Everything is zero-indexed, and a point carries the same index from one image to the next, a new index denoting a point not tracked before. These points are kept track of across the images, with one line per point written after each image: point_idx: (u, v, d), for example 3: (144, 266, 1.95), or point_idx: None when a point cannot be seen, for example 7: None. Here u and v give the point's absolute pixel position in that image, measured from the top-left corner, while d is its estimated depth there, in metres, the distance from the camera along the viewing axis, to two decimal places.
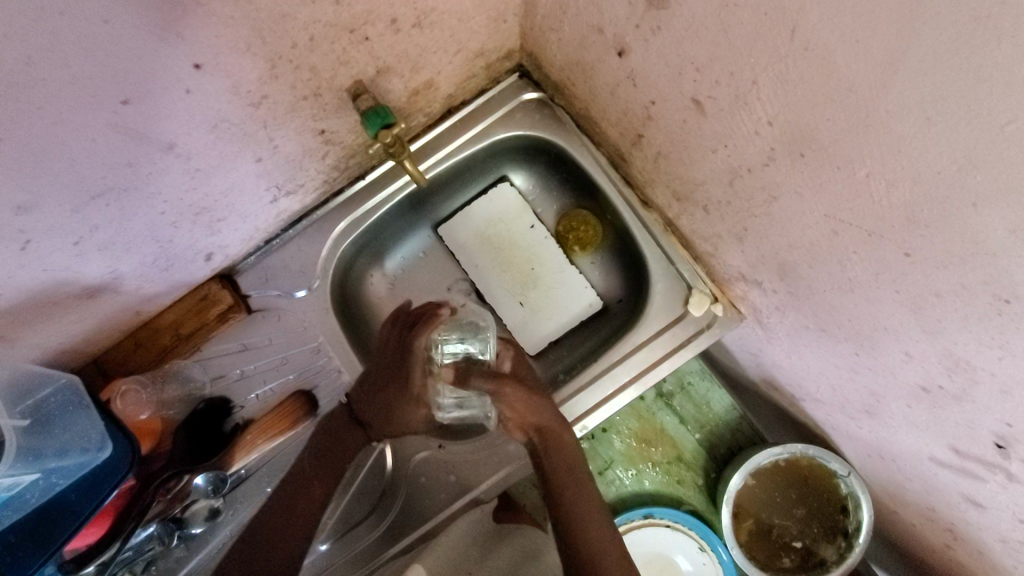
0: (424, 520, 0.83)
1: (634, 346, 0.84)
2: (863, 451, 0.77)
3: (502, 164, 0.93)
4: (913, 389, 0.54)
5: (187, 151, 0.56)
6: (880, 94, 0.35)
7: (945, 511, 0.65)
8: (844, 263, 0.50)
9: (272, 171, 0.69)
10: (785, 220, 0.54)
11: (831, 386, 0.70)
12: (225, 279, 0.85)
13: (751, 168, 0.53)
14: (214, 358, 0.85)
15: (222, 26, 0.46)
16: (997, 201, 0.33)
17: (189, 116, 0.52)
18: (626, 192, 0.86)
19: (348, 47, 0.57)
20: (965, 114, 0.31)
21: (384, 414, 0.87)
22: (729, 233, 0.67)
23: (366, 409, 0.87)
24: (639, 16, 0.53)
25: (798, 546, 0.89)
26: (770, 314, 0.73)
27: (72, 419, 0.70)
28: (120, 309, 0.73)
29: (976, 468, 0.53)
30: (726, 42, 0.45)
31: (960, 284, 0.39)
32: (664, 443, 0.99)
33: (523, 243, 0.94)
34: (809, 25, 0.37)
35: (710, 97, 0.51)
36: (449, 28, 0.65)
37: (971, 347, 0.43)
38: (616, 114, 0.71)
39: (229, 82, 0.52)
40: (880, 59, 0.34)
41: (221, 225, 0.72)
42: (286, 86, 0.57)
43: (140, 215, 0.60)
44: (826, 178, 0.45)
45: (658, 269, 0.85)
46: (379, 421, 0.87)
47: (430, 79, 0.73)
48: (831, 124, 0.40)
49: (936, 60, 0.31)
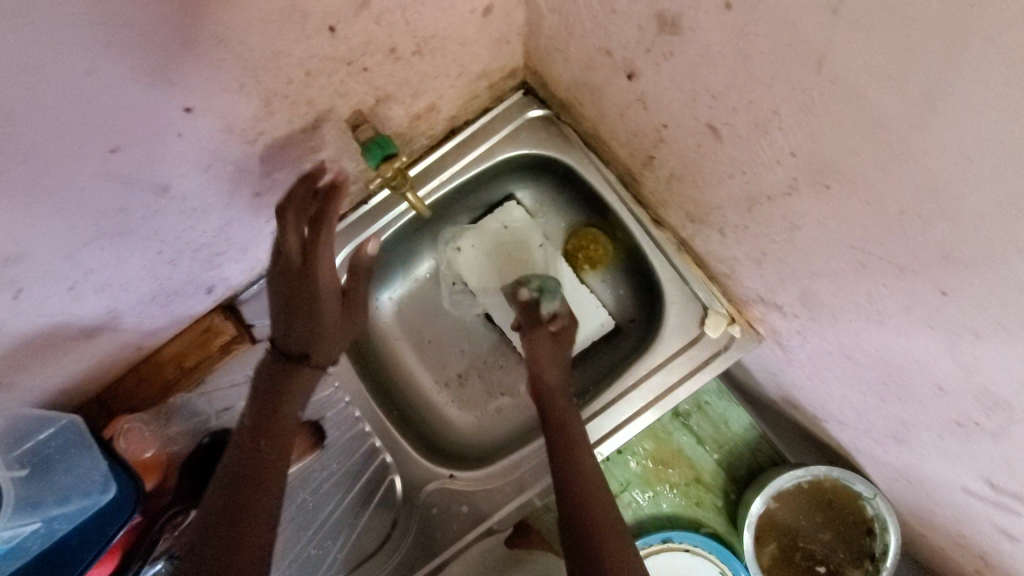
0: (438, 552, 0.80)
1: (650, 369, 0.81)
2: (891, 477, 0.75)
3: (509, 183, 0.91)
4: (947, 423, 0.51)
5: (182, 193, 0.54)
6: (913, 134, 0.33)
7: (975, 539, 0.62)
8: (872, 295, 0.47)
9: (271, 203, 0.67)
10: (807, 248, 0.51)
11: (856, 411, 0.68)
12: (228, 310, 0.83)
13: (771, 196, 0.50)
14: (219, 391, 0.83)
15: (213, 69, 0.44)
16: None
17: (181, 159, 0.50)
18: (637, 210, 0.83)
19: (346, 79, 0.55)
20: (1012, 160, 0.29)
21: (321, 347, 0.66)
22: (746, 257, 0.64)
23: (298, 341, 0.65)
24: (648, 41, 0.50)
25: (823, 570, 0.86)
26: (790, 336, 0.70)
27: (73, 460, 0.69)
28: (121, 345, 0.72)
29: (1013, 503, 0.50)
30: (744, 71, 0.42)
31: (1001, 325, 0.37)
32: (681, 464, 0.97)
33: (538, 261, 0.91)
34: (837, 59, 0.34)
35: (727, 124, 0.48)
36: (451, 53, 0.63)
37: (1012, 388, 0.40)
38: (627, 135, 0.69)
39: (223, 122, 0.49)
40: (918, 99, 0.31)
41: (221, 258, 0.70)
42: (283, 121, 0.55)
43: (136, 257, 0.58)
44: (855, 212, 0.42)
45: (671, 289, 0.82)
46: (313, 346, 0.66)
47: (433, 103, 0.71)
48: (861, 159, 0.38)
49: (981, 104, 0.28)
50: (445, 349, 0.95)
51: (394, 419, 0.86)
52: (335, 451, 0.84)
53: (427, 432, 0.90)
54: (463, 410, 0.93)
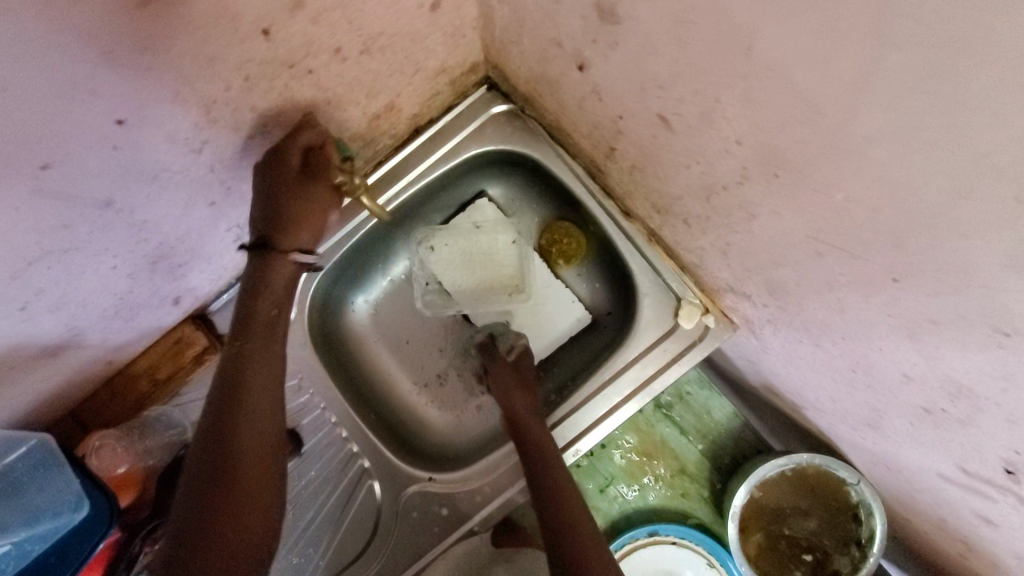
0: (421, 554, 0.80)
1: (626, 362, 0.81)
2: (870, 461, 0.74)
3: (479, 180, 0.89)
4: (916, 409, 0.50)
5: (129, 206, 0.53)
6: (846, 120, 0.32)
7: (957, 523, 0.60)
8: (831, 283, 0.47)
9: (228, 211, 0.66)
10: (766, 238, 0.50)
11: (831, 398, 0.67)
12: (199, 319, 0.82)
13: (725, 185, 0.50)
14: (194, 401, 0.82)
15: (143, 78, 0.42)
16: (987, 235, 0.29)
17: (122, 172, 0.49)
18: (607, 202, 0.82)
19: (290, 82, 0.54)
20: (945, 141, 0.28)
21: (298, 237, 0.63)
22: (712, 247, 0.63)
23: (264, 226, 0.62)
24: (594, 31, 0.49)
25: (808, 558, 0.85)
26: (763, 325, 0.69)
27: (45, 479, 0.69)
28: (87, 362, 0.71)
29: (986, 488, 0.49)
30: (685, 59, 0.41)
31: (956, 313, 0.36)
32: (665, 456, 0.97)
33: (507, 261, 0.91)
34: (767, 44, 0.33)
35: (677, 114, 0.47)
36: (402, 50, 0.62)
37: (972, 374, 0.39)
38: (588, 127, 0.67)
39: (162, 132, 0.48)
40: (847, 83, 0.30)
41: (184, 269, 0.69)
42: (228, 128, 0.54)
43: (90, 274, 0.56)
44: (804, 201, 0.41)
45: (643, 280, 0.81)
46: (280, 232, 0.62)
47: (390, 102, 0.70)
48: (803, 146, 0.37)
49: (906, 85, 0.27)
50: (420, 350, 0.93)
51: (371, 424, 0.86)
52: (319, 454, 0.83)
53: (405, 435, 0.90)
54: (442, 410, 0.93)
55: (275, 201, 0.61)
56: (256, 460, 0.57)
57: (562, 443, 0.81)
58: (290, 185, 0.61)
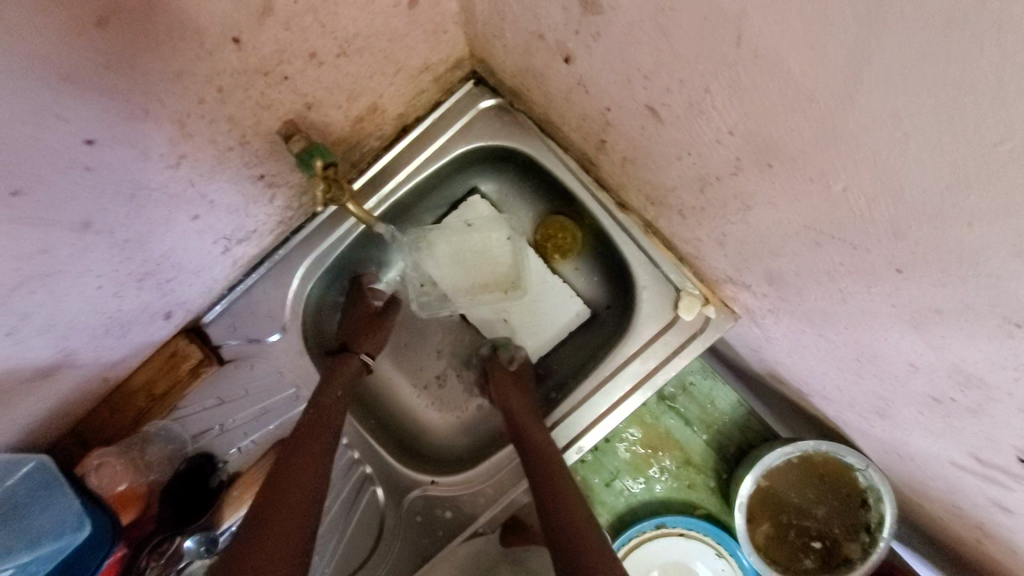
0: (426, 559, 0.79)
1: (626, 358, 0.79)
2: (878, 447, 0.73)
3: (470, 177, 0.87)
4: (925, 398, 0.49)
5: (108, 226, 0.51)
6: (841, 107, 0.30)
7: (972, 509, 0.58)
8: (832, 274, 0.45)
9: (213, 224, 0.64)
10: (763, 228, 0.49)
11: (837, 386, 0.65)
12: (192, 333, 0.80)
13: (718, 176, 0.48)
14: (192, 414, 0.81)
15: (110, 95, 0.41)
16: (993, 225, 0.27)
17: (98, 193, 0.47)
18: (601, 194, 0.80)
19: (266, 90, 0.53)
20: (946, 130, 0.26)
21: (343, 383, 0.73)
22: (709, 238, 0.61)
23: (345, 337, 0.80)
24: (576, 22, 0.47)
25: (818, 545, 0.84)
26: (764, 314, 0.67)
27: (47, 500, 0.68)
28: (83, 381, 0.68)
29: (999, 475, 0.47)
30: (670, 48, 0.39)
31: (964, 304, 0.34)
32: (671, 448, 0.95)
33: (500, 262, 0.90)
34: (754, 30, 0.32)
35: (664, 104, 0.46)
36: (382, 50, 0.61)
37: (982, 365, 0.37)
38: (576, 120, 0.66)
39: (136, 149, 0.47)
40: (839, 68, 0.28)
41: (172, 284, 0.68)
42: (204, 141, 0.52)
43: (75, 295, 0.54)
44: (800, 190, 0.39)
45: (641, 274, 0.80)
46: (355, 340, 0.79)
47: (374, 103, 0.69)
48: (796, 135, 0.35)
49: (904, 70, 0.26)
50: (419, 350, 0.93)
51: (371, 428, 0.85)
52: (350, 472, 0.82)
53: (406, 438, 0.89)
54: (443, 411, 0.92)
55: (355, 326, 0.80)
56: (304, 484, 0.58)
57: (566, 440, 0.80)
58: (364, 318, 0.81)
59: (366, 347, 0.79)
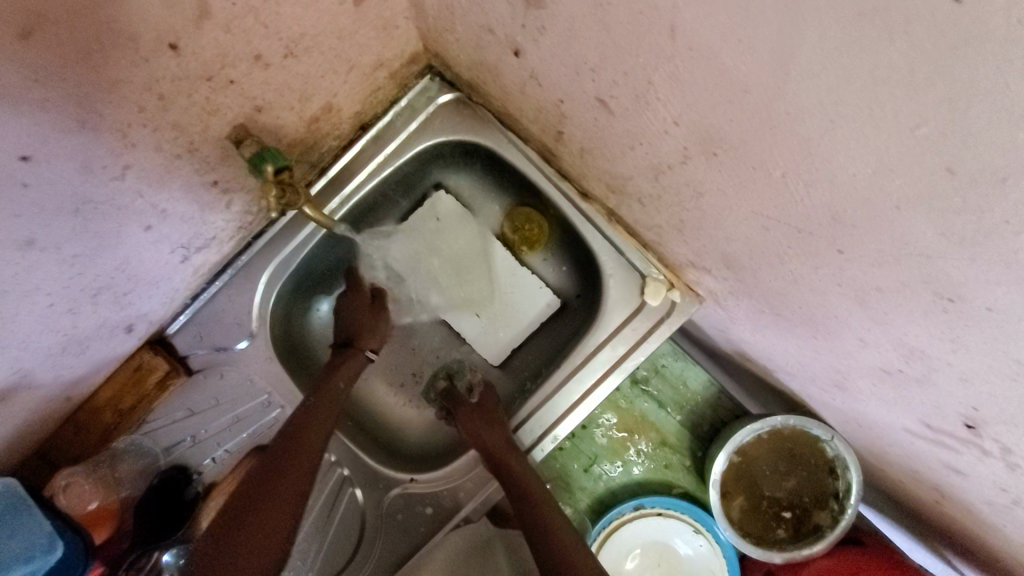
0: (408, 555, 0.80)
1: (597, 345, 0.80)
2: (841, 419, 0.75)
3: (434, 172, 0.87)
4: (876, 371, 0.50)
5: (53, 242, 0.49)
6: (774, 96, 0.31)
7: (928, 473, 0.60)
8: (782, 257, 0.46)
9: (168, 233, 0.63)
10: (715, 214, 0.50)
11: (799, 363, 0.67)
12: (157, 344, 0.79)
13: (671, 165, 0.48)
14: (163, 427, 0.79)
15: (41, 109, 0.40)
16: (919, 206, 0.28)
17: (41, 210, 0.46)
18: (563, 184, 0.80)
19: (211, 95, 0.52)
20: (870, 117, 0.27)
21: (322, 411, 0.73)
22: (669, 225, 0.62)
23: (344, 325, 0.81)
24: (522, 16, 0.47)
25: (789, 515, 0.87)
26: (726, 297, 0.69)
27: (15, 523, 0.65)
28: (43, 403, 0.67)
29: (950, 441, 0.49)
30: (611, 41, 0.39)
31: (900, 281, 0.35)
32: (646, 430, 0.97)
33: (456, 257, 0.89)
34: (687, 23, 0.32)
35: (613, 96, 0.46)
36: (331, 49, 0.60)
37: (923, 338, 0.39)
38: (533, 112, 0.66)
39: (76, 163, 0.46)
40: (767, 59, 0.29)
41: (131, 297, 0.66)
42: (150, 150, 0.51)
43: (25, 314, 0.53)
44: (745, 177, 0.40)
45: (607, 262, 0.80)
46: (360, 337, 0.81)
47: (328, 103, 0.68)
48: (735, 124, 0.36)
49: (827, 60, 0.26)
50: (394, 347, 0.93)
51: (346, 429, 0.85)
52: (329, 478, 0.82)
53: (383, 437, 0.90)
54: (420, 408, 0.93)
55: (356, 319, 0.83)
56: (279, 493, 0.65)
57: (540, 430, 0.81)
58: (364, 312, 0.83)
59: (371, 343, 0.82)
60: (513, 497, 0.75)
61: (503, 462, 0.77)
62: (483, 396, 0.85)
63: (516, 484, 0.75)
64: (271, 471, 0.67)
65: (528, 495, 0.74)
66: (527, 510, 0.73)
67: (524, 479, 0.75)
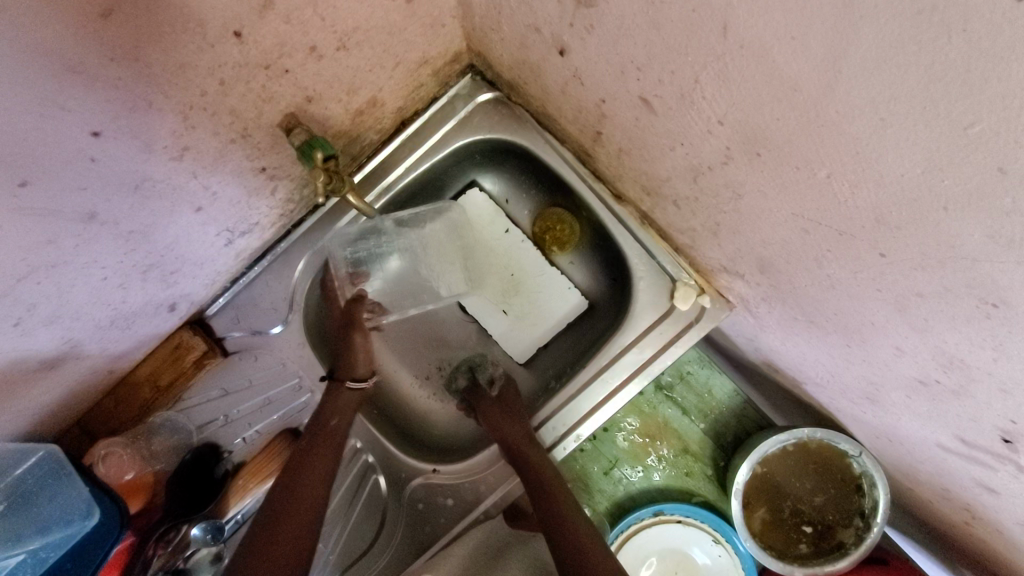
0: (427, 547, 0.81)
1: (623, 347, 0.80)
2: (872, 435, 0.74)
3: (469, 170, 0.89)
4: (911, 381, 0.50)
5: (113, 217, 0.52)
6: (825, 94, 0.31)
7: (959, 492, 0.59)
8: (820, 261, 0.46)
9: (216, 215, 0.65)
10: (753, 216, 0.50)
11: (830, 373, 0.67)
12: (196, 325, 0.81)
13: (710, 166, 0.49)
14: (198, 406, 0.82)
15: (111, 88, 0.42)
16: (970, 207, 0.29)
17: (104, 184, 0.48)
18: (598, 186, 0.81)
19: (267, 83, 0.54)
20: (921, 116, 0.27)
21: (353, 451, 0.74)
22: (703, 227, 0.63)
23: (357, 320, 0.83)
24: (570, 15, 0.48)
25: (810, 530, 0.86)
26: (758, 303, 0.69)
27: (55, 488, 0.69)
28: (89, 373, 0.70)
29: (984, 457, 0.48)
30: (660, 40, 0.40)
31: (943, 286, 0.35)
32: (669, 436, 0.97)
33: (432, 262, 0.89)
34: (740, 21, 0.33)
35: (657, 95, 0.47)
36: (381, 44, 0.62)
37: (963, 346, 0.39)
38: (573, 112, 0.67)
39: (140, 141, 0.48)
40: (819, 57, 0.30)
41: (176, 276, 0.69)
42: (207, 133, 0.54)
43: (81, 286, 0.55)
44: (789, 177, 0.41)
45: (638, 265, 0.81)
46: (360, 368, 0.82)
47: (373, 97, 0.70)
48: (783, 123, 0.36)
49: (882, 58, 0.27)
50: (420, 340, 0.95)
51: (373, 417, 0.88)
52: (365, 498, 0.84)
53: (407, 428, 0.91)
54: (443, 401, 0.94)
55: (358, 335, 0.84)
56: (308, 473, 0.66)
57: (562, 429, 0.81)
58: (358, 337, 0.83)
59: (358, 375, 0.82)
60: (535, 493, 0.74)
61: (525, 458, 0.77)
62: (506, 391, 0.87)
63: (540, 482, 0.74)
64: (306, 467, 0.69)
65: (551, 490, 0.74)
66: (547, 504, 0.73)
67: (547, 476, 0.75)
